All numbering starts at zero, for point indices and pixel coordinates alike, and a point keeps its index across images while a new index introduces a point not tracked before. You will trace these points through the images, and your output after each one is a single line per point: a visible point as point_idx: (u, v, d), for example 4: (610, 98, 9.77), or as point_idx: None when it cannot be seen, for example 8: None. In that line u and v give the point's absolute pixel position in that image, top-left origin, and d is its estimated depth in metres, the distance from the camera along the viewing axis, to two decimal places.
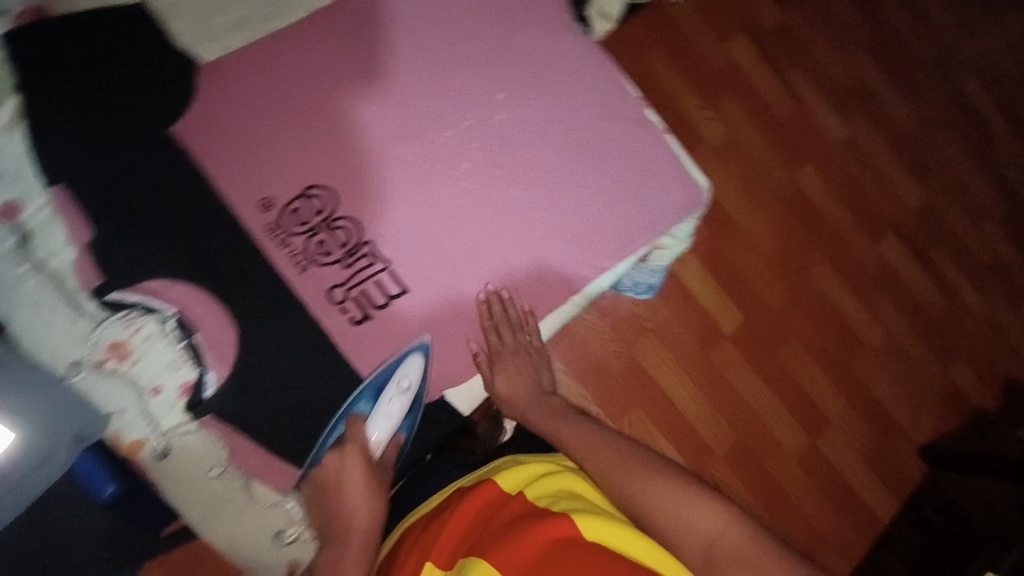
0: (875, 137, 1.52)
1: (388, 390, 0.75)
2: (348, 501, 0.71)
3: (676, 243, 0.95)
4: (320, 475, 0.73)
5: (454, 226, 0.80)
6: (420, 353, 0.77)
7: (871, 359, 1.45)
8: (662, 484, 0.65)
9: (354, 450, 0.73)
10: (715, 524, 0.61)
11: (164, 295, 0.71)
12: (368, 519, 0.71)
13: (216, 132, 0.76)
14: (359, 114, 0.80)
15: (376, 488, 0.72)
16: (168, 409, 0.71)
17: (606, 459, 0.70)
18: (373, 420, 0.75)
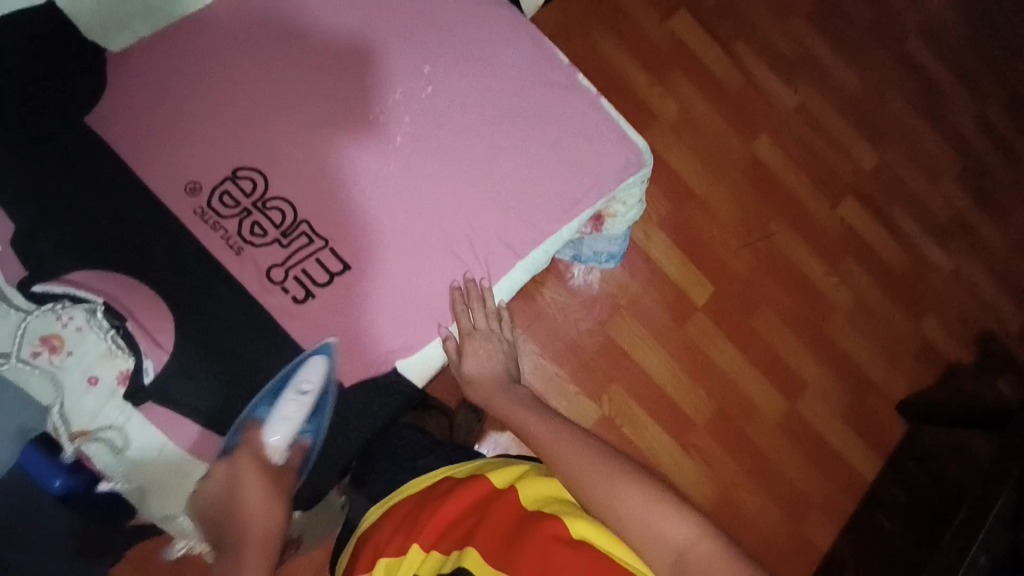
0: (826, 103, 1.58)
1: (286, 393, 0.65)
2: (241, 509, 0.59)
3: (628, 211, 0.93)
4: (211, 487, 0.62)
5: (375, 209, 0.68)
6: (326, 353, 0.67)
7: (841, 319, 1.49)
8: (631, 488, 0.59)
9: (245, 455, 0.63)
10: (691, 531, 0.56)
11: (93, 281, 0.64)
12: (267, 523, 0.59)
13: (115, 108, 0.67)
14: (268, 82, 0.69)
15: (275, 494, 0.61)
16: (103, 403, 0.63)
17: (579, 456, 0.62)
18: (268, 425, 0.64)
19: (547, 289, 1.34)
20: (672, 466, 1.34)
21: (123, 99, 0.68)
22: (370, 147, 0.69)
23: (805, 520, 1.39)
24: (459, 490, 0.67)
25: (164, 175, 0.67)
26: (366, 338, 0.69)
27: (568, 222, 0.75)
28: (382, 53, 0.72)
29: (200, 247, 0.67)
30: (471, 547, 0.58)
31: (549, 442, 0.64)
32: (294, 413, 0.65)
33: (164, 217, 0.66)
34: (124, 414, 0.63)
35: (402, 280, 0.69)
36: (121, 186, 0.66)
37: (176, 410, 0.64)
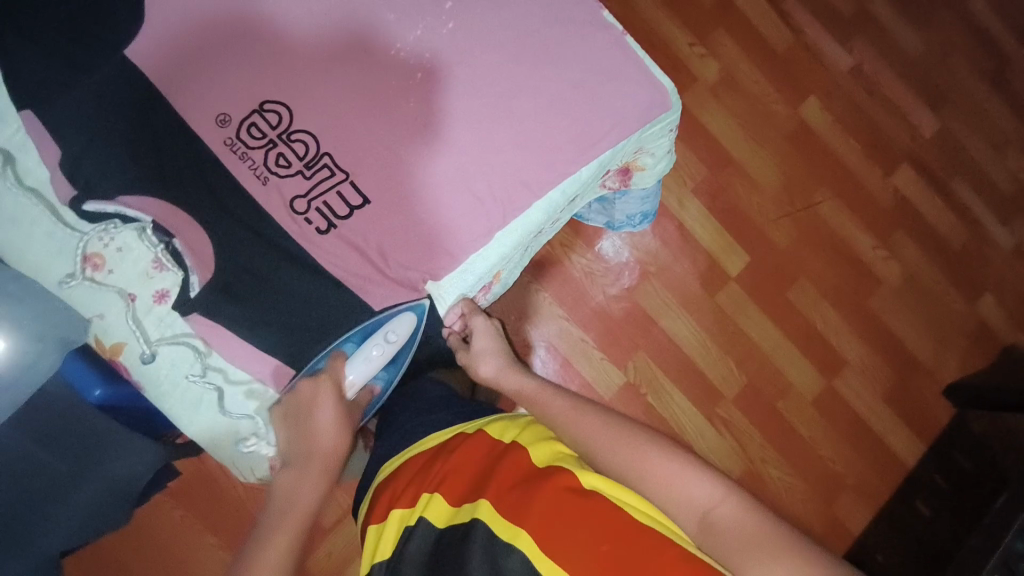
0: (884, 66, 1.47)
1: (374, 339, 0.71)
2: (314, 430, 0.68)
3: (657, 163, 0.90)
4: (295, 399, 0.68)
5: (392, 146, 0.69)
6: (417, 313, 0.72)
7: (888, 296, 1.41)
8: (651, 449, 0.60)
9: (329, 386, 0.69)
10: (711, 491, 0.55)
11: (138, 202, 0.68)
12: (333, 448, 0.68)
13: (157, 44, 0.70)
14: (302, 20, 0.70)
15: (343, 425, 0.69)
16: (146, 314, 0.69)
17: (594, 426, 0.65)
18: (352, 362, 0.70)
19: (576, 253, 1.31)
20: (697, 437, 1.31)
21: (163, 38, 0.70)
22: (391, 82, 0.70)
23: (837, 501, 1.33)
24: (469, 446, 0.67)
25: (197, 110, 0.69)
26: (382, 275, 0.70)
27: (587, 163, 0.74)
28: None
29: (231, 181, 0.69)
30: (485, 499, 0.59)
31: (562, 414, 0.69)
32: (377, 359, 0.71)
33: (196, 149, 0.69)
34: (162, 329, 0.68)
35: (418, 218, 0.69)
36: (160, 117, 0.69)
37: (218, 322, 0.68)
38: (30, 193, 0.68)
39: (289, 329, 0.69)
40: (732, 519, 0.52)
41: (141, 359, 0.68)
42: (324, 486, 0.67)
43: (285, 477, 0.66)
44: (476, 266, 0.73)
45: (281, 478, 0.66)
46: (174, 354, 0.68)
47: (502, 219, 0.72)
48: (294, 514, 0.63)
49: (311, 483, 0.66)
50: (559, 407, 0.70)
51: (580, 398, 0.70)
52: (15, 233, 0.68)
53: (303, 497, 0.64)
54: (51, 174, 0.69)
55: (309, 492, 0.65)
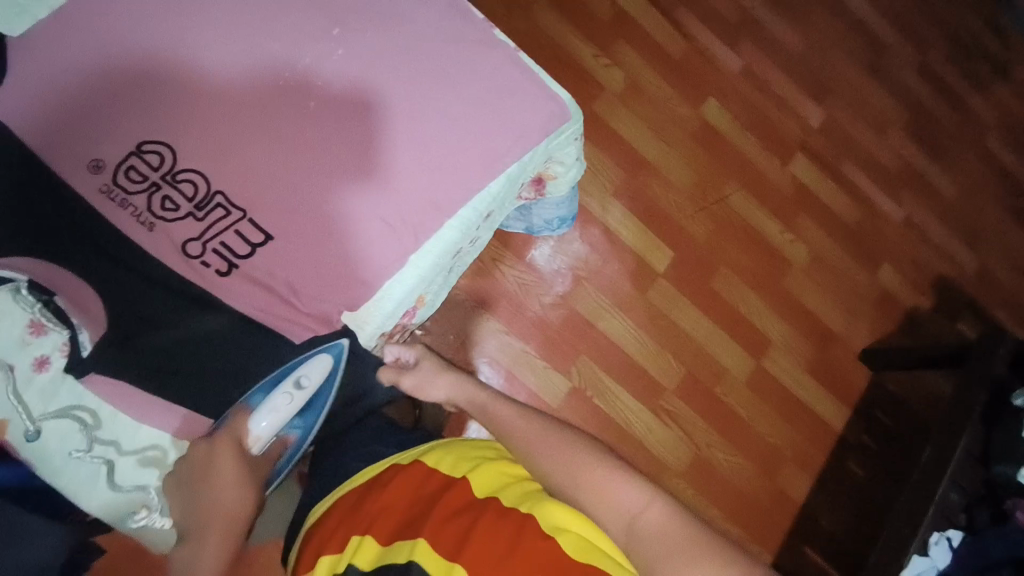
0: (771, 65, 1.60)
1: (284, 386, 0.67)
2: (213, 494, 0.61)
3: (567, 171, 0.93)
4: (190, 464, 0.63)
5: (290, 179, 0.67)
6: (332, 354, 0.70)
7: (800, 275, 1.51)
8: (587, 457, 0.62)
9: (230, 443, 0.63)
10: (640, 498, 0.58)
11: (9, 262, 0.63)
12: (235, 509, 0.62)
13: (22, 94, 0.65)
14: (180, 55, 0.67)
15: (249, 483, 0.64)
16: (24, 386, 0.63)
17: (535, 432, 0.66)
18: (258, 414, 0.65)
19: (507, 266, 1.32)
20: (644, 431, 1.34)
21: (28, 86, 0.65)
22: (283, 113, 0.68)
23: (778, 473, 1.40)
24: (403, 481, 0.66)
25: (70, 159, 0.64)
26: (297, 309, 0.69)
27: (494, 178, 0.75)
28: (292, 22, 0.71)
29: (115, 230, 0.64)
30: (422, 538, 0.58)
31: (503, 423, 0.69)
32: (286, 408, 0.66)
33: (72, 200, 0.64)
34: (48, 396, 0.63)
35: (327, 249, 0.68)
36: (27, 169, 0.64)
37: (119, 378, 0.63)
38: None
39: (200, 380, 0.66)
40: (658, 525, 0.55)
41: (26, 437, 0.62)
42: (227, 555, 0.60)
43: (180, 553, 0.59)
44: (394, 290, 0.73)
45: (176, 555, 0.59)
46: (57, 429, 0.63)
47: (414, 242, 0.72)
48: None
49: (209, 554, 0.59)
50: (504, 418, 0.69)
51: (526, 407, 0.70)
52: None
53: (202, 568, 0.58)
54: None
55: (206, 564, 0.58)
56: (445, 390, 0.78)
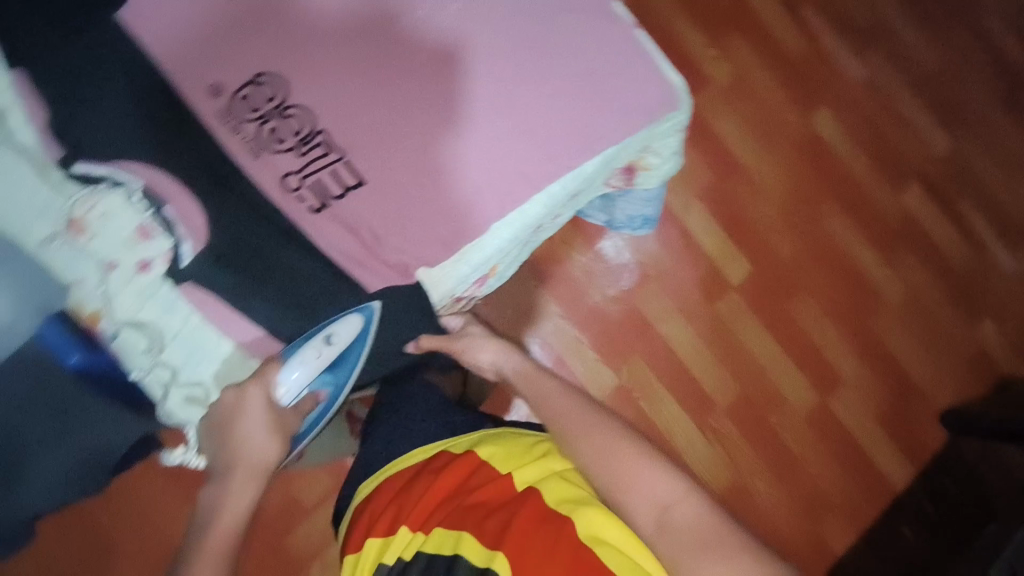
0: (898, 81, 1.45)
1: (313, 341, 0.68)
2: (239, 439, 0.63)
3: (663, 162, 0.88)
4: (221, 409, 0.65)
5: (390, 128, 0.67)
6: (363, 315, 0.70)
7: (889, 315, 1.39)
8: (622, 446, 0.60)
9: (257, 390, 0.65)
10: (674, 491, 0.56)
11: (130, 166, 0.66)
12: (260, 453, 0.63)
13: (155, 11, 0.68)
14: None
15: (276, 430, 0.65)
16: (124, 285, 0.66)
17: (573, 414, 0.65)
18: (287, 366, 0.67)
19: (577, 252, 1.29)
20: (686, 444, 1.29)
21: (162, 4, 0.68)
22: (391, 61, 0.68)
23: (822, 517, 1.32)
24: (449, 471, 0.67)
25: (191, 79, 0.67)
26: (374, 258, 0.69)
27: (590, 158, 0.72)
28: None
29: (224, 153, 0.67)
30: (467, 534, 0.60)
31: (546, 399, 0.68)
32: (315, 361, 0.68)
33: (188, 118, 0.67)
34: (141, 300, 0.66)
35: (413, 205, 0.67)
36: (151, 81, 0.67)
37: (210, 291, 0.66)
38: (15, 152, 0.66)
39: (276, 311, 0.68)
40: (691, 520, 0.54)
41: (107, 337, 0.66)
42: (256, 494, 0.62)
43: (212, 489, 0.61)
44: (470, 257, 0.71)
45: (207, 492, 0.62)
46: (129, 340, 0.66)
47: (500, 211, 0.70)
48: (221, 525, 0.58)
49: (232, 494, 0.60)
50: (543, 394, 0.69)
51: (569, 386, 0.69)
52: None
53: (234, 502, 0.60)
54: (39, 135, 0.67)
55: (228, 503, 0.60)
56: (492, 354, 0.77)
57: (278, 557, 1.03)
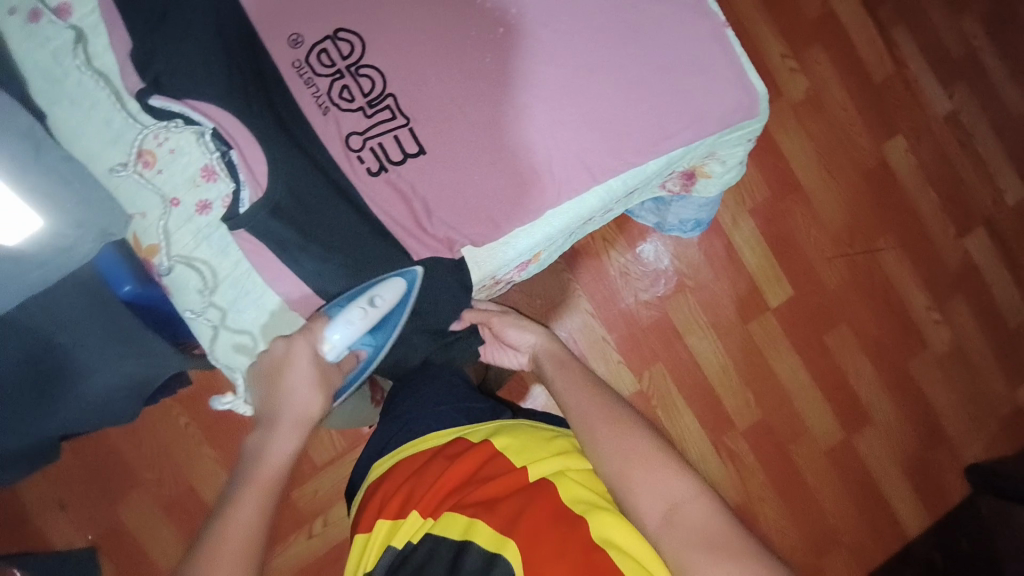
0: (980, 120, 1.38)
1: (359, 301, 0.67)
2: (286, 389, 0.64)
3: (725, 172, 0.86)
4: (270, 359, 0.66)
5: (460, 101, 0.66)
6: (406, 279, 0.68)
7: (931, 361, 1.33)
8: (638, 442, 0.61)
9: (305, 345, 0.65)
10: (685, 487, 0.58)
11: (201, 107, 0.65)
12: (304, 406, 0.64)
13: None
14: None
15: (319, 386, 0.66)
16: (183, 223, 0.68)
17: (595, 405, 0.65)
18: (333, 324, 0.66)
19: (616, 250, 1.22)
20: (699, 463, 1.23)
21: None
22: (470, 33, 0.66)
23: (827, 556, 1.26)
24: (464, 458, 0.67)
25: (271, 26, 0.67)
26: (424, 229, 0.68)
27: (654, 158, 0.71)
28: None
29: (293, 103, 0.66)
30: (480, 522, 0.60)
31: (566, 386, 0.69)
32: (359, 323, 0.66)
33: (263, 63, 0.66)
34: (198, 240, 0.68)
35: (471, 181, 0.66)
36: (231, 21, 0.66)
37: (262, 240, 0.66)
38: (95, 76, 0.68)
39: (323, 269, 0.68)
40: (698, 517, 0.56)
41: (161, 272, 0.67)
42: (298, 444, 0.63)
43: (257, 435, 0.63)
44: (518, 240, 0.73)
45: (252, 437, 0.63)
46: (177, 278, 0.68)
47: (555, 198, 0.69)
48: (266, 471, 0.60)
49: (276, 442, 0.62)
50: (564, 383, 0.70)
51: (594, 380, 0.69)
52: (72, 114, 0.68)
53: (278, 450, 0.61)
54: (117, 60, 0.68)
55: (273, 451, 0.61)
56: (530, 333, 0.76)
57: (279, 507, 1.05)
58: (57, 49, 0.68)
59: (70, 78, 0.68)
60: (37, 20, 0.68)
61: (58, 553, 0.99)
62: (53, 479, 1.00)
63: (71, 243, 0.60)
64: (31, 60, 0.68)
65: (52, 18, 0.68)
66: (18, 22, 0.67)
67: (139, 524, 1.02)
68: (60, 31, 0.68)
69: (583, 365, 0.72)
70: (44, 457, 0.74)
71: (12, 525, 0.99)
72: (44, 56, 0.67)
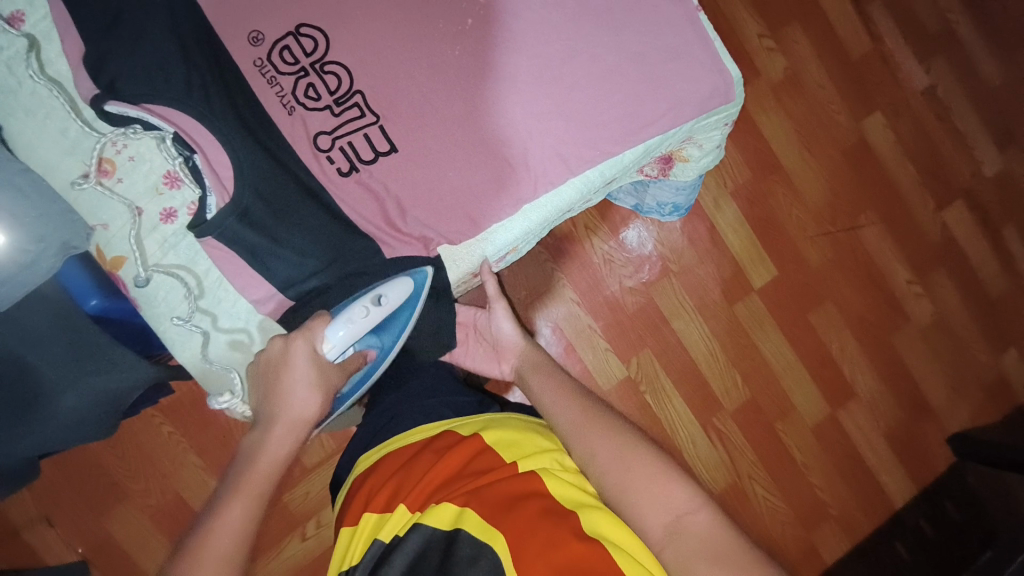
0: (958, 93, 1.39)
1: (363, 299, 0.65)
2: (285, 391, 0.62)
3: (702, 157, 0.85)
4: (268, 357, 0.64)
5: (430, 95, 0.64)
6: (416, 279, 0.68)
7: (914, 335, 1.35)
8: (639, 456, 0.60)
9: (304, 344, 0.63)
10: (689, 499, 0.57)
11: (159, 112, 0.63)
12: (303, 409, 0.62)
13: None
14: None
15: (318, 387, 0.63)
16: (147, 233, 0.66)
17: (586, 420, 0.65)
18: (334, 322, 0.64)
19: (598, 238, 1.21)
20: (688, 445, 1.24)
21: None
22: (438, 24, 0.65)
23: (817, 529, 1.28)
24: (453, 452, 0.66)
25: (233, 25, 0.64)
26: (398, 228, 0.67)
27: (632, 147, 0.70)
28: None
29: (257, 103, 0.64)
30: (470, 509, 0.59)
31: (553, 398, 0.69)
32: (360, 320, 0.64)
33: (224, 63, 0.64)
34: (165, 250, 0.67)
35: (445, 177, 0.65)
36: (190, 21, 0.64)
37: (233, 247, 0.64)
38: (49, 84, 0.65)
39: (296, 274, 0.66)
40: (703, 530, 0.55)
41: (135, 283, 0.66)
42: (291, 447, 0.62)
43: (251, 437, 0.62)
44: (496, 236, 0.71)
45: (249, 436, 0.62)
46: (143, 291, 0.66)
47: (532, 192, 0.68)
48: (255, 476, 0.59)
49: (271, 446, 0.61)
50: (551, 395, 0.70)
51: (585, 394, 0.69)
52: (25, 125, 0.65)
53: (269, 454, 0.60)
54: (71, 67, 0.65)
55: (268, 454, 0.60)
56: (514, 326, 0.80)
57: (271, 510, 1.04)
58: (8, 56, 0.65)
59: (25, 87, 0.65)
60: None
61: (49, 566, 0.98)
62: (38, 496, 0.99)
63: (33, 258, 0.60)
64: None
65: (4, 26, 0.65)
66: None
67: (129, 536, 1.01)
68: (9, 38, 0.65)
69: (571, 377, 0.72)
70: (21, 478, 0.72)
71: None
72: None
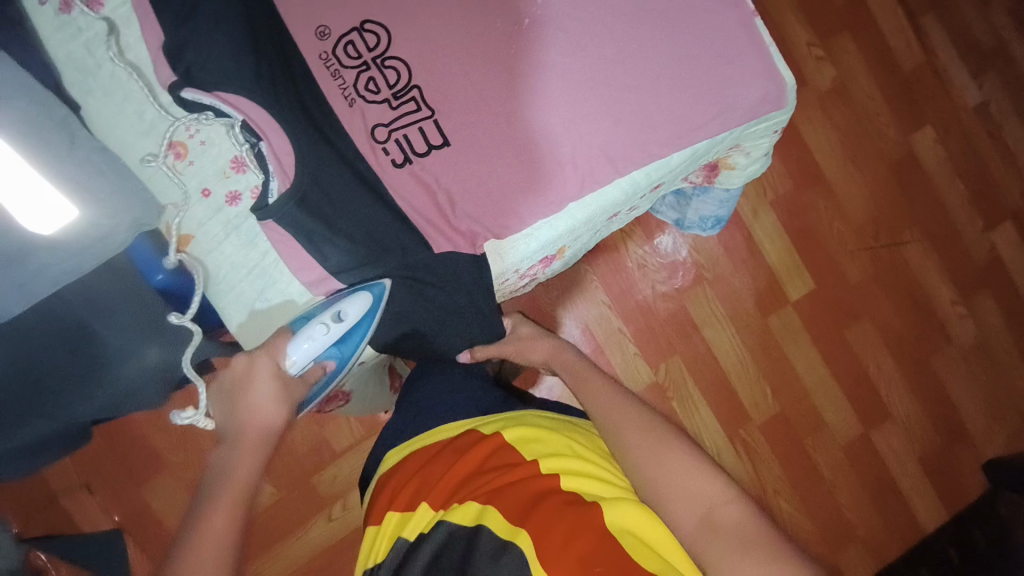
0: (1013, 111, 1.35)
1: (323, 316, 0.67)
2: (252, 403, 0.62)
3: (750, 164, 0.85)
4: (230, 375, 0.65)
5: (485, 91, 0.66)
6: (373, 292, 0.69)
7: (953, 357, 1.31)
8: (675, 453, 0.59)
9: (266, 360, 0.65)
10: (727, 493, 0.56)
11: (229, 99, 0.66)
12: (271, 420, 0.62)
13: None
14: None
15: (284, 399, 0.64)
16: (212, 214, 0.70)
17: (620, 408, 0.66)
18: (295, 339, 0.66)
19: (633, 242, 1.21)
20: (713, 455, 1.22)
21: None
22: (496, 24, 0.66)
23: (842, 549, 1.25)
24: (474, 449, 0.68)
25: (300, 19, 0.68)
26: (447, 221, 0.69)
27: (680, 150, 0.70)
28: None
29: (319, 93, 0.67)
30: (494, 509, 0.60)
31: (591, 394, 0.70)
32: (322, 337, 0.67)
33: (291, 56, 0.67)
34: (228, 231, 0.70)
35: (494, 174, 0.67)
36: (259, 14, 0.67)
37: (289, 231, 0.67)
38: (128, 67, 0.69)
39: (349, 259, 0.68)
40: (735, 522, 0.54)
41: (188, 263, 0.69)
42: (261, 462, 0.60)
43: (215, 459, 0.60)
44: (541, 232, 0.73)
45: (215, 455, 0.60)
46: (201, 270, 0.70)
47: (578, 190, 0.69)
48: (228, 490, 0.56)
49: (241, 461, 0.58)
50: (595, 387, 0.71)
51: (627, 391, 0.69)
52: (104, 106, 0.69)
53: (239, 470, 0.58)
54: (148, 52, 0.69)
55: (237, 469, 0.58)
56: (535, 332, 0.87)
57: (302, 489, 1.08)
58: (90, 40, 0.69)
59: (103, 69, 0.69)
60: (70, 12, 0.69)
61: (87, 530, 1.02)
62: (82, 463, 1.03)
63: (107, 232, 0.60)
64: (63, 50, 0.69)
65: (85, 9, 0.69)
66: (49, 12, 0.68)
67: (166, 505, 1.05)
68: (91, 22, 0.69)
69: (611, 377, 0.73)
70: (73, 440, 0.77)
71: (41, 505, 1.02)
72: (76, 47, 0.69)
